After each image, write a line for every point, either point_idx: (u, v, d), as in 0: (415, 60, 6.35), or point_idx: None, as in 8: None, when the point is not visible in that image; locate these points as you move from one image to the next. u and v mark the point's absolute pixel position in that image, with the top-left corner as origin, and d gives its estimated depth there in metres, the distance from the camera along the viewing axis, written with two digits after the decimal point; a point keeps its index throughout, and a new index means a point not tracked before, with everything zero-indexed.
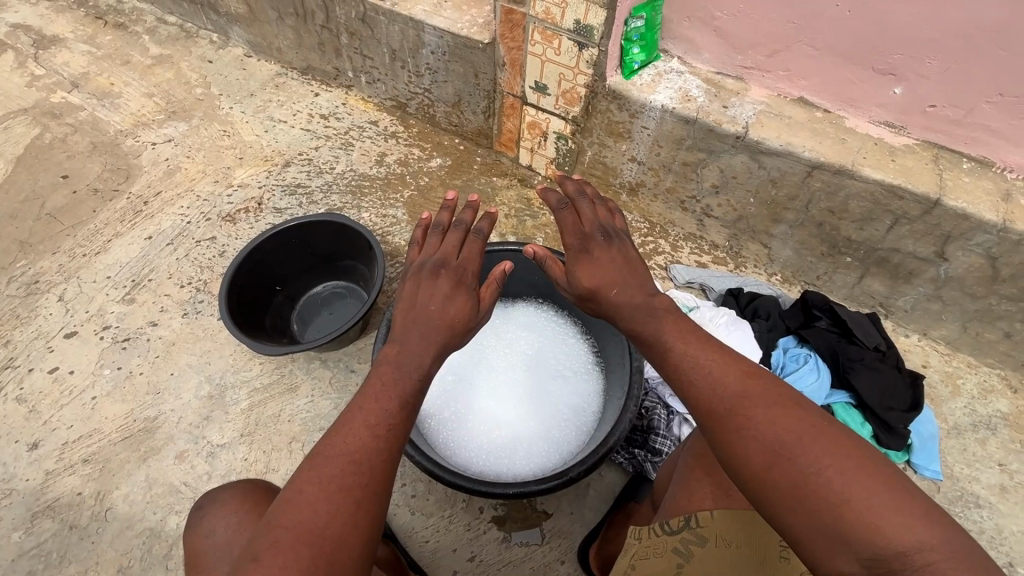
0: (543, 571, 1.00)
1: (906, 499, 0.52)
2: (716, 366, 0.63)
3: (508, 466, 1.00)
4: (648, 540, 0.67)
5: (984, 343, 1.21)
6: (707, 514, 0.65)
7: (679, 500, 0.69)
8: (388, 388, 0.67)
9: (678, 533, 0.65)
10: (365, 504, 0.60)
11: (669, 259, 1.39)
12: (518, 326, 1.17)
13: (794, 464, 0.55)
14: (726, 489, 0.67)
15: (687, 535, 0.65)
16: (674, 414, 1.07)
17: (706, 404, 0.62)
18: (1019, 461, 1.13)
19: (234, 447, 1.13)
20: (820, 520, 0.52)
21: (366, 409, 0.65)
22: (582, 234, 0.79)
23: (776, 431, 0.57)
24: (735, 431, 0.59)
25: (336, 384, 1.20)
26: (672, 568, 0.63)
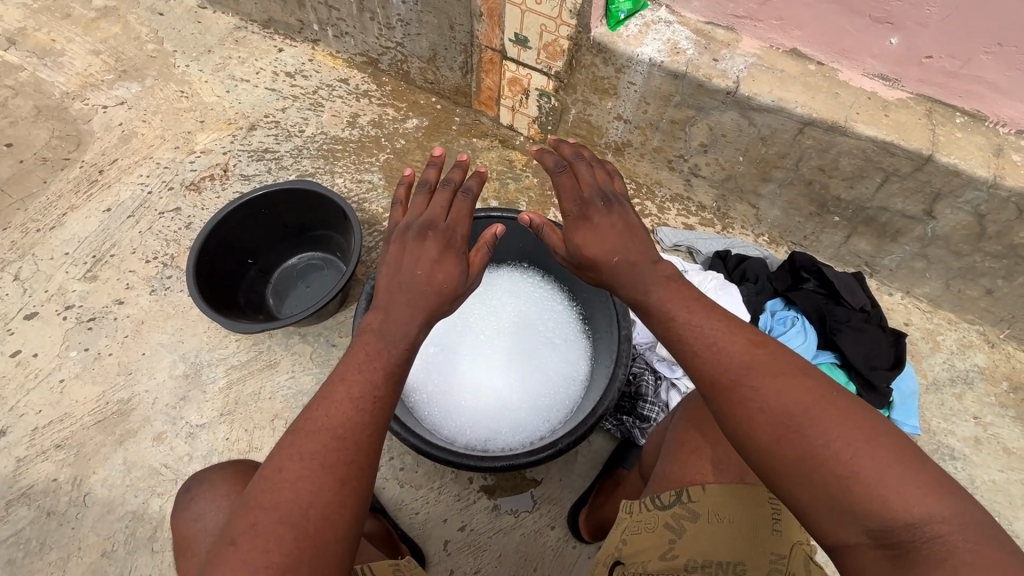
0: (534, 537, 1.01)
1: (915, 469, 0.51)
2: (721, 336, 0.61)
3: (496, 435, 1.00)
4: (639, 514, 0.66)
5: (966, 299, 1.21)
6: (699, 489, 0.64)
7: (669, 475, 0.68)
8: (374, 357, 0.64)
9: (670, 509, 0.65)
10: (351, 481, 0.58)
11: (656, 221, 1.36)
12: (501, 292, 1.14)
13: (801, 435, 0.54)
14: (717, 463, 0.66)
15: (679, 511, 0.64)
16: (662, 380, 1.07)
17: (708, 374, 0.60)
18: (995, 414, 1.16)
19: (214, 426, 1.10)
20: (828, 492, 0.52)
21: (347, 382, 0.62)
22: (581, 199, 0.75)
23: (783, 402, 0.56)
24: (739, 402, 0.58)
25: (317, 359, 1.17)
26: (665, 543, 0.63)
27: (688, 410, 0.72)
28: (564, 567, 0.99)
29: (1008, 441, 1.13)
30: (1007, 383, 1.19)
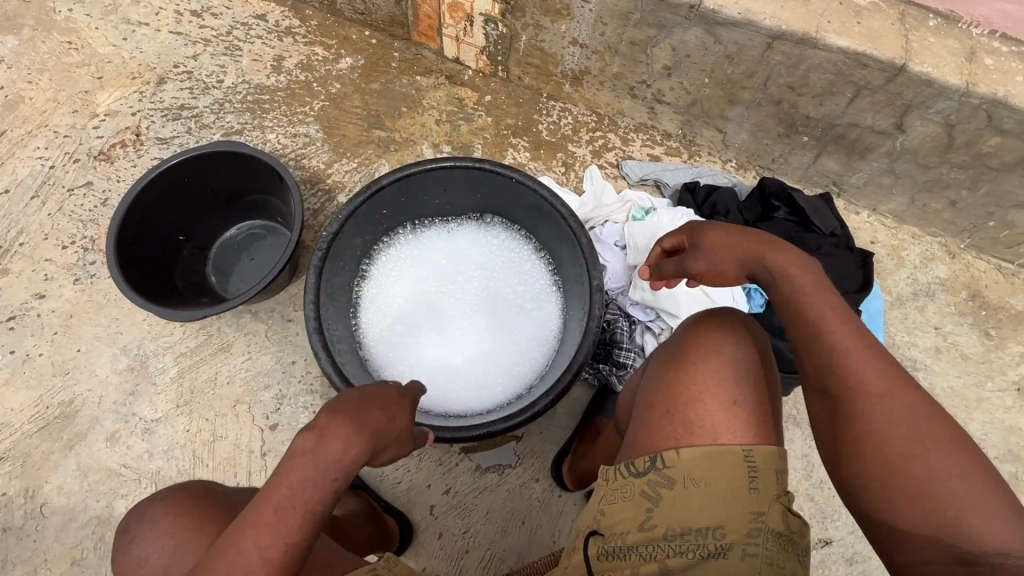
0: (520, 491, 1.02)
1: (1011, 506, 0.49)
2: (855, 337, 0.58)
3: (472, 400, 0.98)
4: (615, 481, 0.61)
5: (930, 212, 1.21)
6: (673, 452, 0.58)
7: (639, 438, 0.62)
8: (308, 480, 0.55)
9: (644, 476, 0.59)
10: None
11: (620, 155, 1.29)
12: (464, 257, 1.10)
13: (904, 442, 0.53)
14: (689, 425, 0.59)
15: (655, 477, 0.58)
16: (636, 324, 1.05)
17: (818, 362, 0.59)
18: (954, 323, 1.19)
19: (172, 419, 1.03)
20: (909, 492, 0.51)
21: (261, 527, 0.53)
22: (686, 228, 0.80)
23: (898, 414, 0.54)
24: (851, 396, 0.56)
25: (273, 336, 1.09)
26: (641, 513, 0.58)
27: (657, 370, 0.65)
28: (552, 517, 1.00)
29: (965, 348, 1.17)
30: (966, 292, 1.22)
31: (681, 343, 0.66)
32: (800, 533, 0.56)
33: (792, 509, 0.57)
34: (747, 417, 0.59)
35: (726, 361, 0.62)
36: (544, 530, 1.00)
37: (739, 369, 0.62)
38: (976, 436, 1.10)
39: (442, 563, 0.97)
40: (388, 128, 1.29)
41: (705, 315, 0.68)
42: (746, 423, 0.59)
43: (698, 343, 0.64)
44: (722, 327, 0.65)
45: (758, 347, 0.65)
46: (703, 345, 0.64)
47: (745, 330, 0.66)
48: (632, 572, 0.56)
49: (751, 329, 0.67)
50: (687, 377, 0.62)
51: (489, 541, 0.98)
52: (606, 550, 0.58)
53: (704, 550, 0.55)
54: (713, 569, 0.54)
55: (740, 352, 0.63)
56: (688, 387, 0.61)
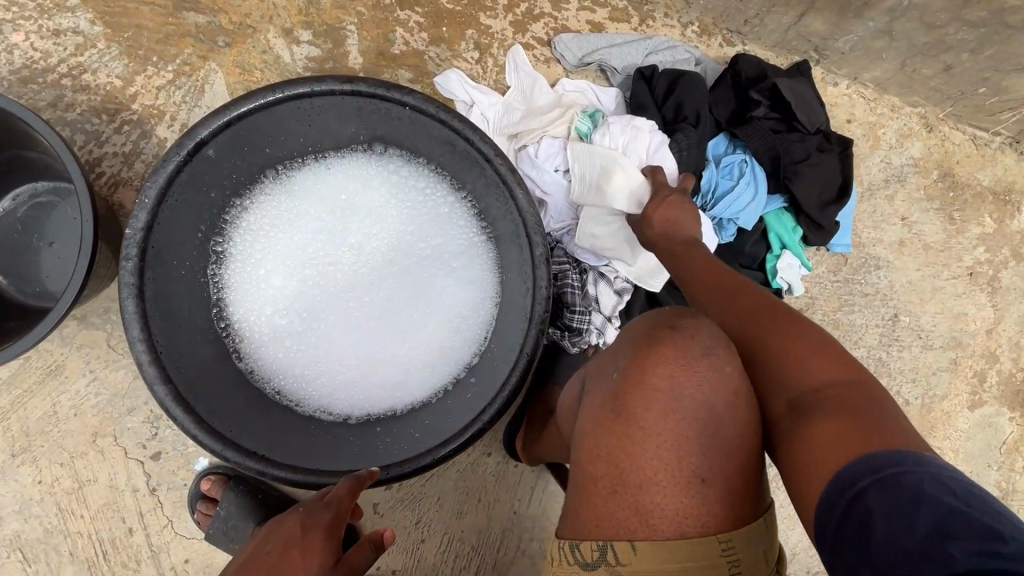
0: (471, 469, 0.91)
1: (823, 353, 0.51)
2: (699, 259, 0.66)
3: (397, 400, 0.76)
4: (561, 567, 0.47)
5: (918, 79, 1.01)
6: (627, 547, 0.45)
7: (584, 514, 0.48)
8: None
9: (594, 570, 0.46)
10: None
11: (552, 26, 0.95)
12: (354, 201, 0.78)
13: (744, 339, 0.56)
14: (644, 515, 0.45)
15: (607, 574, 0.45)
16: (588, 273, 0.86)
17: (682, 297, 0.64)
18: (921, 211, 1.08)
19: (13, 472, 0.79)
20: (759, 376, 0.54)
21: None
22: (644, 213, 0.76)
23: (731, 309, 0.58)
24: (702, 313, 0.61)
25: (119, 345, 0.82)
26: None
27: (601, 425, 0.48)
28: (509, 488, 0.92)
29: (928, 236, 1.09)
30: (937, 172, 1.09)
31: (626, 385, 0.48)
32: None
33: None
34: (718, 494, 0.45)
35: (685, 419, 0.46)
36: (503, 504, 0.92)
37: (703, 424, 0.46)
38: (926, 328, 1.09)
39: (398, 556, 0.89)
40: (207, 9, 0.85)
41: (659, 334, 0.49)
42: (717, 503, 0.45)
43: (647, 394, 0.47)
44: (683, 365, 0.47)
45: (732, 380, 0.47)
46: (657, 396, 0.46)
47: (714, 362, 0.47)
48: None
49: (719, 352, 0.48)
50: (637, 447, 0.46)
51: (446, 526, 0.90)
52: None
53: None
54: None
55: (702, 398, 0.46)
56: (641, 458, 0.46)
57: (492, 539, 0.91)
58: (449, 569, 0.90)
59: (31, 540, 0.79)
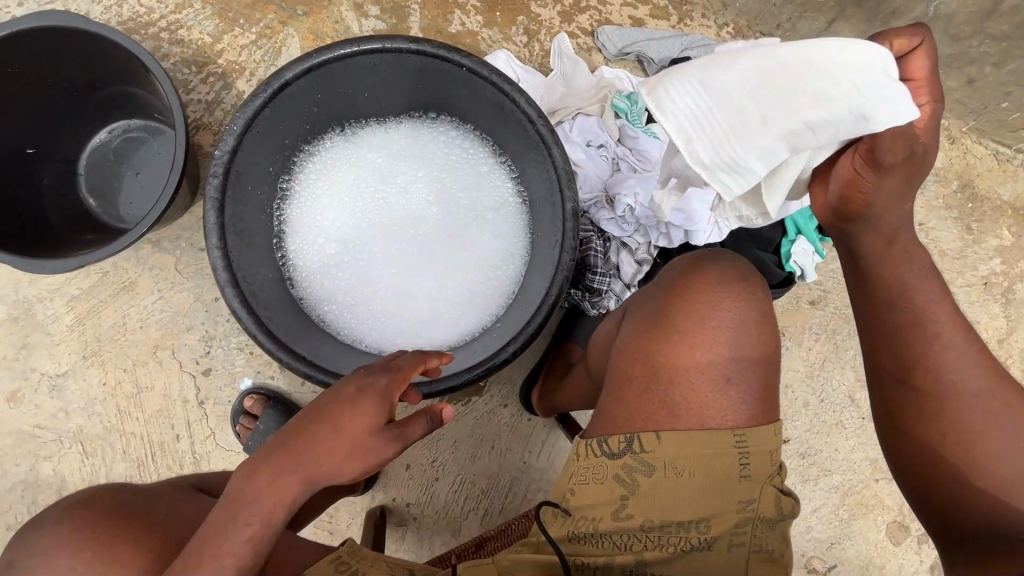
0: (487, 418, 0.98)
1: None
2: (949, 321, 0.57)
3: (429, 335, 0.83)
4: (585, 459, 0.55)
5: (942, 91, 1.06)
6: (652, 437, 0.53)
7: (614, 410, 0.56)
8: (258, 518, 0.51)
9: (619, 459, 0.53)
10: None
11: (596, 18, 1.03)
12: (406, 156, 0.87)
13: (987, 443, 0.55)
14: (673, 408, 0.54)
15: (630, 462, 0.53)
16: (611, 242, 0.92)
17: (917, 357, 0.57)
18: (939, 218, 1.12)
19: (82, 373, 0.89)
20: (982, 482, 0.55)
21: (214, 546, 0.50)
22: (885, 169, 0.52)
23: (982, 406, 0.56)
24: (941, 392, 0.56)
25: (185, 270, 0.91)
26: (616, 500, 0.53)
27: (639, 333, 0.58)
28: (522, 439, 0.98)
29: (945, 244, 1.12)
30: (957, 183, 1.12)
31: (667, 304, 0.58)
32: (791, 510, 0.55)
33: (783, 489, 0.55)
34: (739, 394, 0.54)
35: (717, 333, 0.55)
36: (515, 453, 0.98)
37: (732, 337, 0.55)
38: None
39: (413, 490, 0.95)
40: None
41: (699, 267, 0.60)
42: (738, 401, 0.54)
43: (691, 307, 0.56)
44: (724, 288, 0.57)
45: (757, 305, 0.57)
46: (699, 311, 0.56)
47: (746, 289, 0.58)
48: (605, 559, 0.53)
49: (749, 284, 0.58)
50: (674, 351, 0.55)
51: (459, 467, 0.96)
52: (572, 534, 0.54)
53: (684, 544, 0.53)
54: (693, 560, 0.53)
55: (733, 317, 0.56)
56: (678, 360, 0.55)
57: (501, 485, 0.97)
58: (458, 509, 0.96)
59: (90, 435, 0.88)
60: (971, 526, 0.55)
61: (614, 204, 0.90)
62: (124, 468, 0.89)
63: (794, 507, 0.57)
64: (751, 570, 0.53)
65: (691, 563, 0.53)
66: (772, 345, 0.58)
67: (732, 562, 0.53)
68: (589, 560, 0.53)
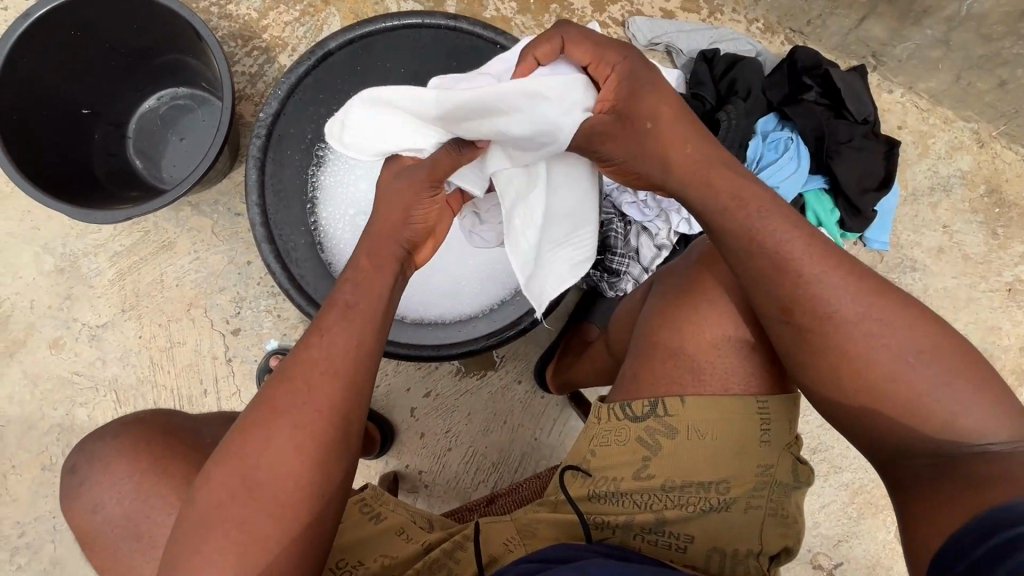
0: (501, 393, 1.00)
1: (968, 386, 0.48)
2: (798, 246, 0.52)
3: (451, 305, 0.86)
4: (607, 423, 0.58)
5: (972, 94, 1.06)
6: (676, 401, 0.56)
7: (640, 377, 0.59)
8: (331, 360, 0.52)
9: (643, 421, 0.56)
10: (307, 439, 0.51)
11: (628, 8, 1.05)
12: None
13: (902, 365, 0.48)
14: (698, 374, 0.56)
15: (653, 424, 0.56)
16: (631, 225, 0.94)
17: (788, 292, 0.51)
18: (964, 222, 1.11)
19: (120, 325, 0.93)
20: (905, 408, 0.48)
21: (284, 399, 0.51)
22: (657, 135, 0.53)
23: (874, 321, 0.50)
24: (827, 330, 0.50)
25: (221, 233, 0.95)
26: (639, 459, 0.56)
27: (665, 304, 0.61)
28: (535, 417, 1.00)
29: (969, 248, 1.11)
30: (985, 187, 1.12)
31: (693, 275, 0.60)
32: (807, 478, 0.57)
33: (799, 457, 0.57)
34: (761, 360, 0.57)
35: (742, 303, 0.58)
36: (526, 429, 1.00)
37: (756, 308, 0.58)
38: None
39: (427, 459, 0.98)
40: None
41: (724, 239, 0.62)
42: (759, 368, 0.57)
43: (715, 271, 0.58)
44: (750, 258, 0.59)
45: None
46: (727, 279, 0.58)
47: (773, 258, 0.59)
48: (627, 517, 0.56)
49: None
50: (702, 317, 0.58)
51: (472, 439, 0.99)
52: (595, 492, 0.57)
53: (704, 504, 0.55)
54: (711, 521, 0.55)
55: (757, 288, 0.58)
56: (704, 328, 0.57)
57: (513, 459, 0.99)
58: (469, 480, 0.98)
59: (124, 385, 0.92)
60: (910, 461, 0.49)
61: (639, 189, 0.92)
62: None
63: (810, 478, 0.59)
64: (766, 533, 0.55)
65: (709, 523, 0.55)
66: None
67: (750, 524, 0.55)
68: (608, 519, 0.56)
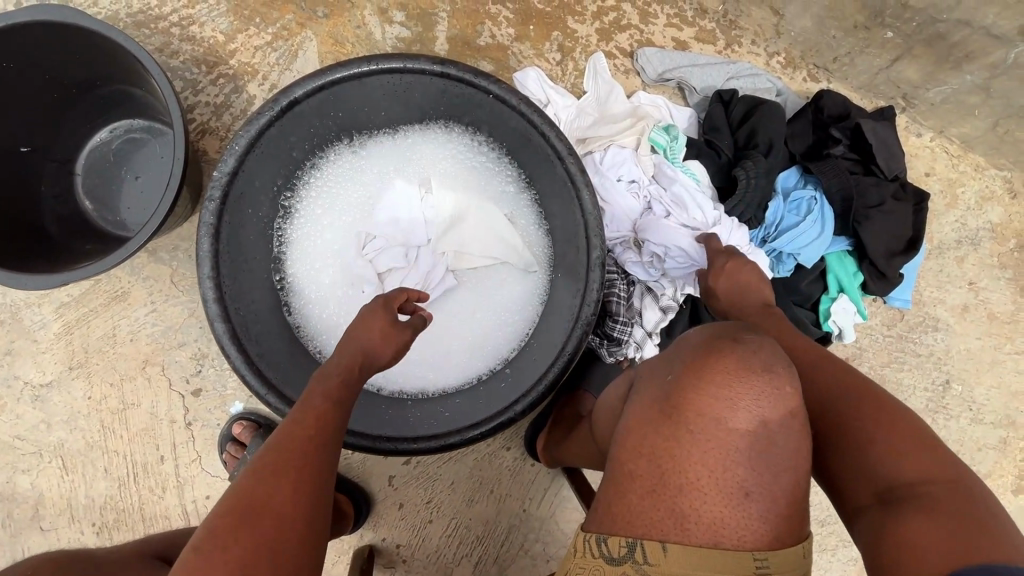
0: (488, 459, 0.92)
1: (909, 435, 0.49)
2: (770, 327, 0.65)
3: (432, 376, 0.77)
4: (583, 558, 0.48)
5: (1008, 142, 0.97)
6: (657, 549, 0.45)
7: (616, 510, 0.48)
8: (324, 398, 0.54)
9: (620, 566, 0.46)
10: (295, 496, 0.46)
11: (637, 37, 0.95)
12: (417, 167, 0.79)
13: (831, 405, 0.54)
14: (681, 519, 0.46)
15: (631, 571, 0.45)
16: (636, 285, 0.85)
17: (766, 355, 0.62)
18: (991, 278, 1.03)
19: (67, 384, 0.84)
20: (859, 456, 0.50)
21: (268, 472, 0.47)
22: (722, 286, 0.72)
23: (836, 379, 0.56)
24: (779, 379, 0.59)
25: (181, 283, 0.86)
26: None
27: (648, 420, 0.50)
28: (524, 486, 0.92)
29: (994, 306, 1.04)
30: (1015, 241, 1.03)
31: (682, 388, 0.48)
32: None
33: None
34: (761, 512, 0.46)
35: (739, 436, 0.46)
36: (514, 500, 0.92)
37: (756, 443, 0.46)
38: (978, 401, 1.03)
39: (405, 532, 0.90)
40: None
41: (722, 345, 0.49)
42: (758, 519, 0.45)
43: (707, 390, 0.47)
44: (743, 375, 0.47)
45: (789, 401, 0.47)
46: (712, 403, 0.47)
47: (774, 378, 0.47)
48: None
49: (777, 370, 0.48)
50: (682, 449, 0.47)
51: (454, 510, 0.91)
52: None
53: None
54: None
55: (759, 416, 0.46)
56: (691, 460, 0.47)
57: (498, 531, 0.92)
58: (450, 555, 0.91)
59: (72, 450, 0.84)
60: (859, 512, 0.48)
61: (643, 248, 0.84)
62: (104, 487, 0.84)
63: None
64: None
65: None
66: (807, 450, 0.48)
67: None
68: None
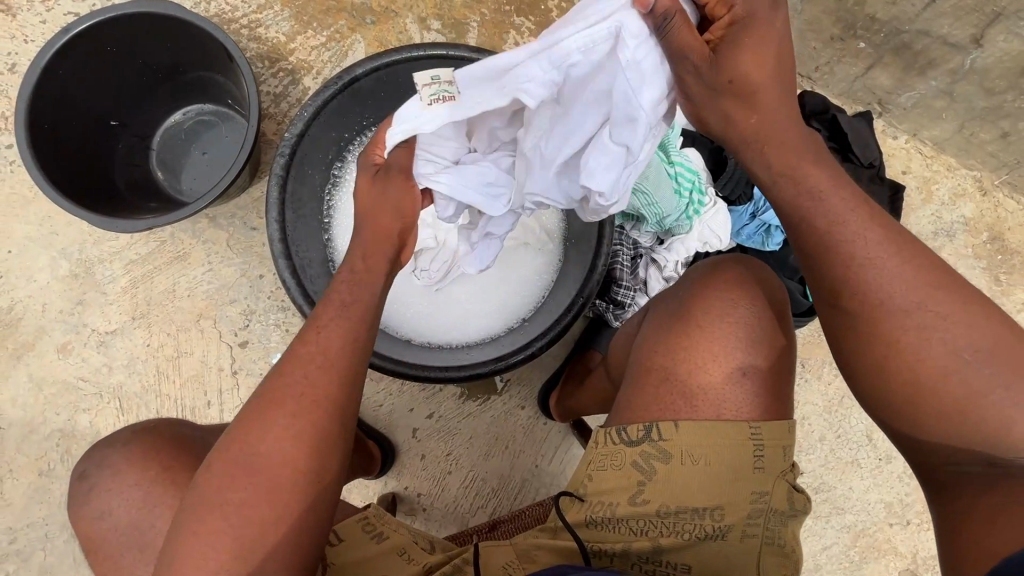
0: (504, 417, 1.00)
1: None
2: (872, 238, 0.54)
3: (458, 331, 0.87)
4: (604, 447, 0.59)
5: (975, 144, 1.08)
6: (670, 425, 0.57)
7: (633, 403, 0.60)
8: (327, 350, 0.58)
9: (638, 446, 0.57)
10: (290, 453, 0.54)
11: None
12: None
13: (955, 364, 0.51)
14: (691, 400, 0.57)
15: (648, 448, 0.57)
16: (641, 256, 0.94)
17: (842, 281, 0.54)
18: (966, 267, 1.13)
19: (128, 332, 0.94)
20: (965, 425, 0.51)
21: (265, 429, 0.55)
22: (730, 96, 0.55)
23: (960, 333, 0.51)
24: (886, 323, 0.53)
25: (236, 246, 0.96)
26: (633, 484, 0.57)
27: (657, 328, 0.62)
28: (536, 443, 1.00)
29: None
30: (987, 234, 1.13)
31: (687, 301, 0.61)
32: (803, 505, 0.58)
33: (795, 486, 0.58)
34: (756, 387, 0.58)
35: (737, 332, 0.59)
36: (528, 455, 0.99)
37: (750, 334, 0.59)
38: None
39: (426, 482, 0.97)
40: None
41: (719, 267, 0.63)
42: (750, 394, 0.58)
43: (708, 300, 0.60)
44: (738, 286, 0.61)
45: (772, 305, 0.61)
46: (715, 308, 0.60)
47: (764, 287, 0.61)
48: (623, 544, 0.57)
49: (767, 284, 0.63)
50: (693, 343, 0.59)
51: (472, 464, 0.98)
52: (591, 518, 0.57)
53: (700, 531, 0.56)
54: (709, 549, 0.56)
55: (752, 314, 0.59)
56: (696, 354, 0.59)
57: (513, 484, 0.98)
58: (468, 505, 0.97)
59: (129, 392, 0.93)
60: (958, 464, 0.52)
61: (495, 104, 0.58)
62: None
63: (806, 506, 0.60)
64: (762, 560, 0.56)
65: (708, 550, 0.56)
66: (789, 342, 0.61)
67: (749, 552, 0.56)
68: (604, 545, 0.57)
